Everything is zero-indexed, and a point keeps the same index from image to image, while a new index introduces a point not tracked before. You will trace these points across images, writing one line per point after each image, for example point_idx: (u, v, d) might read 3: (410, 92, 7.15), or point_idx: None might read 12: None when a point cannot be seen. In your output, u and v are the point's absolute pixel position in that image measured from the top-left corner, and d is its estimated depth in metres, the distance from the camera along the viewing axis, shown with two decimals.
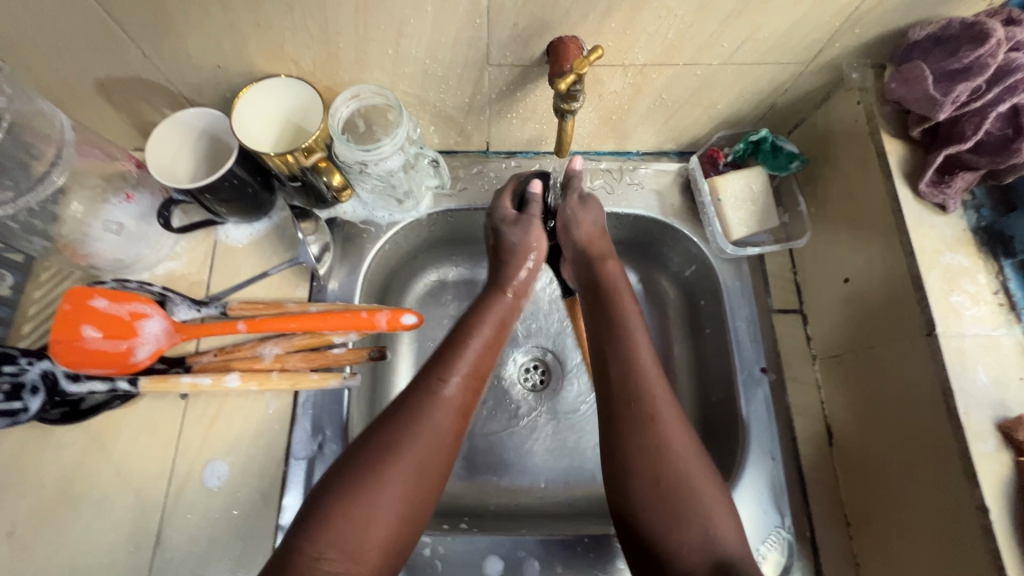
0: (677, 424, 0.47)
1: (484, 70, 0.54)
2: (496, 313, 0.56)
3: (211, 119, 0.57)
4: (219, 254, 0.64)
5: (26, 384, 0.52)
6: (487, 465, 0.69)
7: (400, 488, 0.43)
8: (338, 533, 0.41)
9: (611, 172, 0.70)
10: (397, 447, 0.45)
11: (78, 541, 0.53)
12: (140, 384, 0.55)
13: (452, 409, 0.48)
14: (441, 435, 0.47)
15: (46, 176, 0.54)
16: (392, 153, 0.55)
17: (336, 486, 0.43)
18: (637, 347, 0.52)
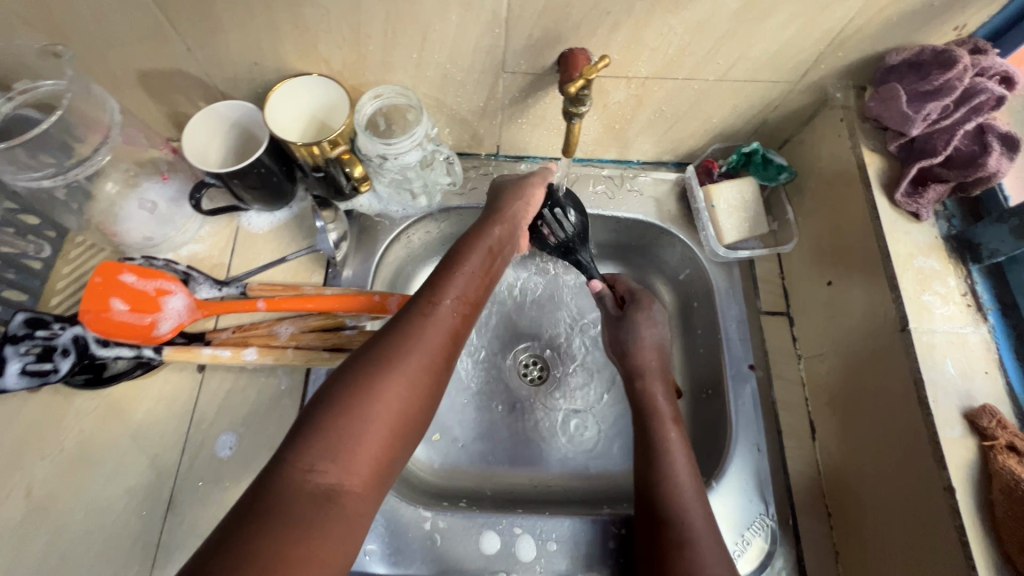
0: (710, 536, 0.49)
1: (499, 77, 0.59)
2: (483, 247, 0.55)
3: (244, 112, 0.61)
4: (240, 239, 0.67)
5: (58, 347, 0.55)
6: (483, 453, 0.73)
7: (397, 397, 0.42)
8: (331, 443, 0.38)
9: (613, 178, 0.75)
10: (392, 358, 0.44)
11: (93, 503, 0.55)
12: (164, 353, 0.58)
13: (445, 330, 0.48)
14: (435, 354, 0.46)
15: (91, 157, 0.58)
16: (411, 149, 0.59)
17: (327, 400, 0.40)
18: (680, 464, 0.54)
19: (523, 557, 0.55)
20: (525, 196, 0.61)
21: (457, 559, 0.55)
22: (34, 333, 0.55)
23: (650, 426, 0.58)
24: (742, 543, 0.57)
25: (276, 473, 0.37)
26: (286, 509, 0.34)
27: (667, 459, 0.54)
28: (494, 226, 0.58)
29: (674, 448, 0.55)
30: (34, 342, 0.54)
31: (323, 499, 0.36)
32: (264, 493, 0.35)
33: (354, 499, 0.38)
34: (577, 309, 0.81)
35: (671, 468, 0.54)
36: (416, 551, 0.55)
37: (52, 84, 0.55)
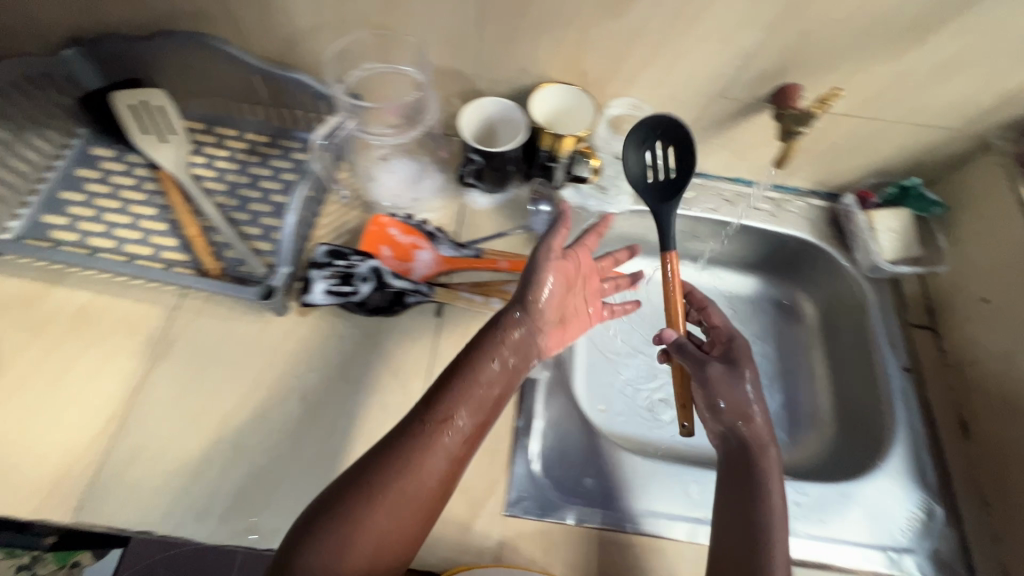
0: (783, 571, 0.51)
1: (718, 101, 0.72)
2: (496, 354, 0.55)
3: (501, 108, 0.74)
4: (465, 213, 0.79)
5: (361, 274, 0.66)
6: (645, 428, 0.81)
7: (383, 523, 0.46)
8: (320, 562, 0.44)
9: (774, 201, 0.86)
10: (381, 485, 0.47)
11: (355, 412, 0.64)
12: (435, 292, 0.69)
13: (442, 458, 0.49)
14: (413, 487, 0.47)
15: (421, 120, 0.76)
16: (640, 151, 0.71)
17: (312, 536, 0.45)
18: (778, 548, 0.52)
19: None
20: (540, 280, 0.58)
21: (666, 497, 0.63)
22: (337, 261, 0.67)
23: (753, 501, 0.55)
24: (910, 517, 0.64)
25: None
26: None
27: (768, 537, 0.53)
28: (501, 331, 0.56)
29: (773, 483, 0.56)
30: (341, 266, 0.67)
31: None
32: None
33: None
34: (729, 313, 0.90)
35: (768, 507, 0.54)
36: (630, 487, 0.63)
37: (382, 67, 0.72)
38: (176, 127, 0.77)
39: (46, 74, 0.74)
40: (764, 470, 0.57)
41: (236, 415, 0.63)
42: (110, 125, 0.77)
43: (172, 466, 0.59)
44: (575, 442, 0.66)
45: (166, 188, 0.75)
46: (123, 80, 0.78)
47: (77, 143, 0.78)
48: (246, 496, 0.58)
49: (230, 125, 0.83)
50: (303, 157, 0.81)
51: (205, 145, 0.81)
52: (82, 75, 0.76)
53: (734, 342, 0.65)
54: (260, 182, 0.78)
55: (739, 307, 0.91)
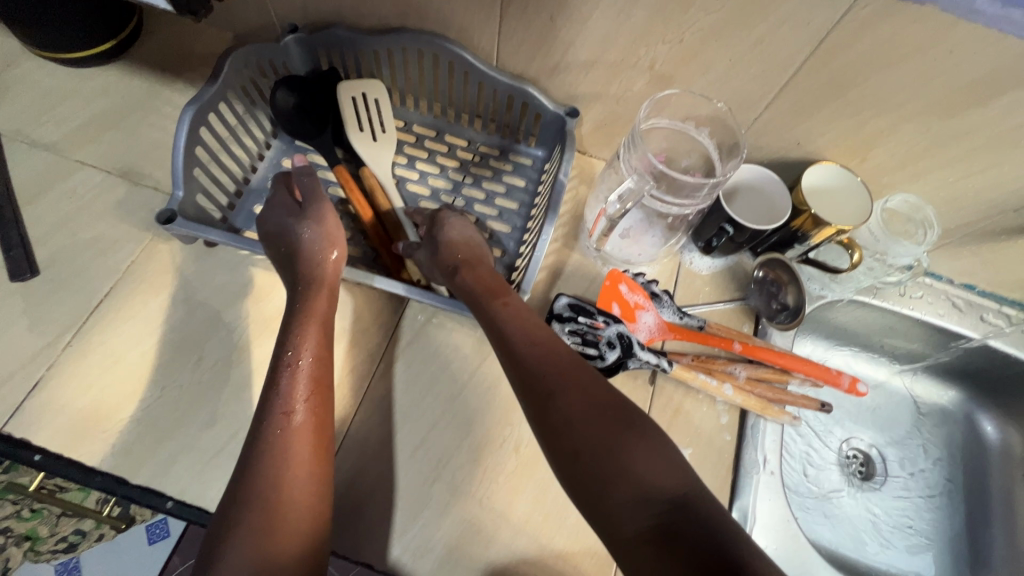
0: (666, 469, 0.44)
1: (1001, 213, 0.65)
2: (317, 313, 0.59)
3: (756, 176, 0.69)
4: (682, 275, 0.75)
5: (610, 338, 0.64)
6: (827, 532, 0.77)
7: (269, 506, 0.46)
8: (238, 540, 0.44)
9: (1009, 317, 0.78)
10: (247, 465, 0.49)
11: None
12: (672, 367, 0.65)
13: (298, 437, 0.50)
14: (295, 463, 0.49)
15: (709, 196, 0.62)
16: (909, 255, 0.65)
17: (227, 531, 0.45)
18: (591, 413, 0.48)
19: None
20: (310, 217, 0.64)
21: None
22: (581, 317, 0.65)
23: (538, 380, 0.50)
24: None
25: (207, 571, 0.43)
26: None
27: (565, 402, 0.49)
28: (319, 288, 0.60)
29: (544, 364, 0.51)
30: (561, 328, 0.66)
31: None
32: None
33: None
34: (919, 421, 0.85)
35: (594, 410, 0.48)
36: None
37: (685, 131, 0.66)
38: (388, 125, 0.75)
39: (268, 61, 0.73)
40: (527, 346, 0.53)
41: (453, 455, 0.62)
42: (323, 115, 0.74)
43: (393, 495, 0.59)
44: (787, 556, 0.61)
45: (370, 186, 0.72)
46: (337, 71, 0.76)
47: (279, 141, 0.78)
48: (467, 545, 0.58)
49: (433, 126, 0.81)
50: (504, 168, 0.79)
51: (407, 145, 0.80)
52: (296, 63, 0.75)
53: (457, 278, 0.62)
54: (464, 189, 0.77)
55: (927, 416, 0.85)
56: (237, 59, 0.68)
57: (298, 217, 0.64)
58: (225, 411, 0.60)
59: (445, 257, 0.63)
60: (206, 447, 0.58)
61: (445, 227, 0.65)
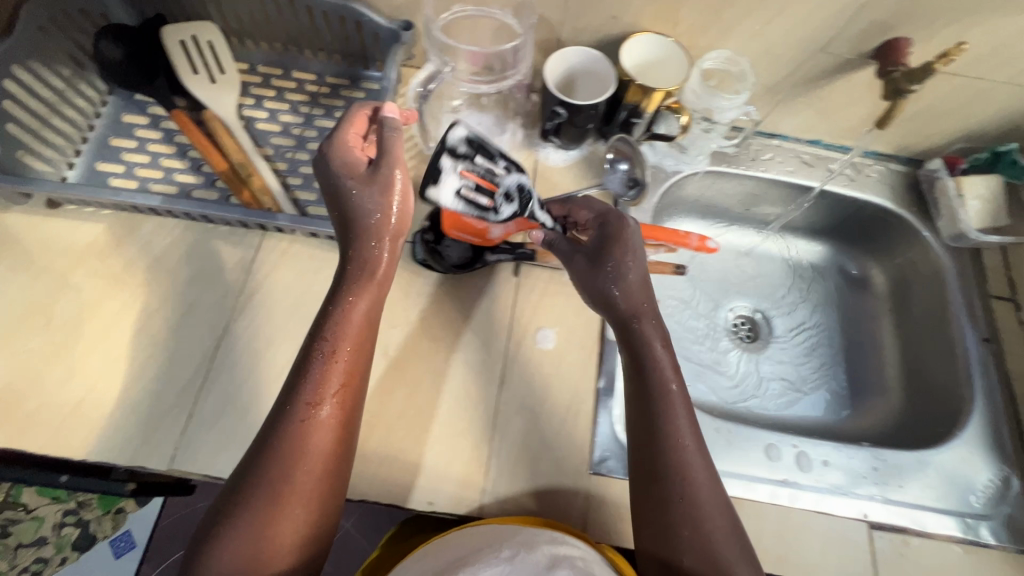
0: (728, 532, 0.48)
1: (814, 56, 0.68)
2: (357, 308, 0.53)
3: (584, 58, 0.70)
4: (540, 169, 0.76)
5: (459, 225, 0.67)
6: (704, 388, 0.80)
7: (291, 507, 0.46)
8: (246, 531, 0.45)
9: (853, 163, 0.83)
10: (265, 449, 0.47)
11: (439, 370, 0.64)
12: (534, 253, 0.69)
13: (320, 441, 0.48)
14: (309, 458, 0.47)
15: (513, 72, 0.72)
16: (734, 108, 0.68)
17: (241, 507, 0.45)
18: (686, 437, 0.51)
19: (807, 467, 0.65)
20: (354, 175, 0.54)
21: (751, 460, 0.64)
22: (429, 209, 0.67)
23: (649, 380, 0.53)
24: (988, 485, 0.65)
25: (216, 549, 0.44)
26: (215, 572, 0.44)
27: (670, 414, 0.52)
28: (370, 279, 0.54)
29: (677, 407, 0.52)
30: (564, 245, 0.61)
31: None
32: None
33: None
34: (784, 276, 0.90)
35: (684, 456, 0.50)
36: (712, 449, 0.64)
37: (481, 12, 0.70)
38: (227, 66, 0.73)
39: (83, 10, 0.69)
40: (647, 349, 0.55)
41: None
42: (154, 63, 0.72)
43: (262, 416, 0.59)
44: None
45: (212, 129, 0.71)
46: (164, 18, 0.73)
47: (116, 97, 0.74)
48: None
49: (278, 63, 0.79)
50: (355, 95, 0.78)
51: (252, 86, 0.77)
52: (119, 13, 0.72)
53: (643, 311, 0.56)
54: (316, 121, 0.76)
55: (789, 272, 0.90)
56: (36, 7, 0.63)
57: (361, 178, 0.54)
58: (81, 365, 0.60)
59: (638, 296, 0.57)
60: (64, 401, 0.58)
61: (626, 257, 0.57)
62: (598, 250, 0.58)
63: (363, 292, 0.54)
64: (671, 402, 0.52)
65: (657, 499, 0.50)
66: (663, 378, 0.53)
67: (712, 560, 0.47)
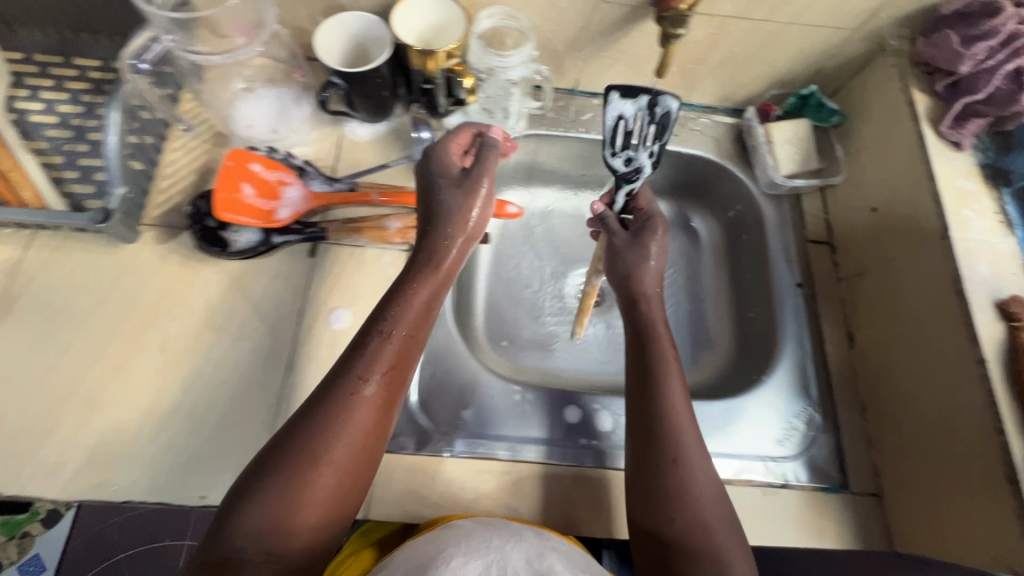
0: (714, 495, 0.51)
1: (599, 7, 0.66)
2: (421, 297, 0.50)
3: (364, 23, 0.67)
4: (343, 146, 0.73)
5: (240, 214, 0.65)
6: (533, 354, 0.78)
7: (318, 489, 0.41)
8: (265, 525, 0.39)
9: (677, 118, 0.82)
10: (335, 424, 0.43)
11: (222, 359, 0.62)
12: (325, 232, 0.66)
13: (365, 416, 0.44)
14: (351, 434, 0.43)
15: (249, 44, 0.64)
16: (518, 65, 0.66)
17: (257, 490, 0.40)
18: (679, 402, 0.56)
19: (602, 427, 0.64)
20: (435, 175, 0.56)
21: (547, 424, 0.64)
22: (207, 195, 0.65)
23: (651, 353, 0.59)
24: (790, 428, 0.66)
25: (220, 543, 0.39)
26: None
27: (666, 383, 0.57)
28: (437, 267, 0.52)
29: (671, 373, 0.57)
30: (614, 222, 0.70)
31: None
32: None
33: None
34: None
35: (676, 419, 0.54)
36: (507, 417, 0.63)
37: None
38: None
39: None
40: (651, 326, 0.62)
41: (90, 370, 0.59)
42: None
43: (22, 424, 0.56)
44: (456, 376, 0.65)
45: None
46: None
47: None
48: (108, 446, 0.57)
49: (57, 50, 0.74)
50: None
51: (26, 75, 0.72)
52: None
53: (649, 295, 0.66)
54: (98, 109, 0.71)
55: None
56: None
57: (451, 180, 0.56)
58: None
59: (648, 283, 0.66)
60: None
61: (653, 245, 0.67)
62: (640, 233, 0.68)
63: (427, 280, 0.51)
64: (669, 375, 0.57)
65: (651, 464, 0.53)
66: (664, 351, 0.60)
67: (700, 520, 0.49)
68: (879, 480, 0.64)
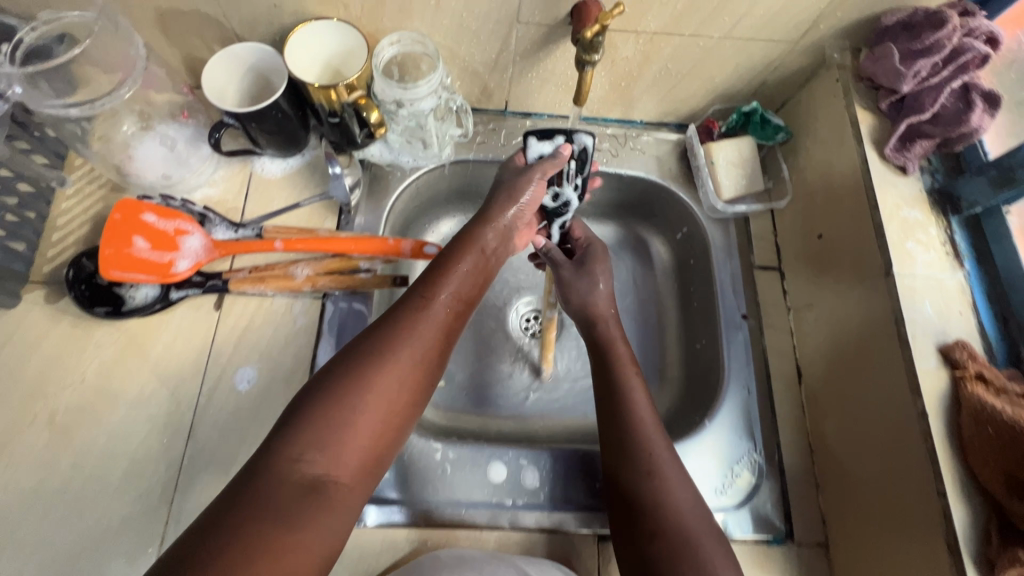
0: (694, 503, 0.48)
1: (514, 28, 0.60)
2: (478, 247, 0.58)
3: (258, 54, 0.62)
4: (254, 184, 0.68)
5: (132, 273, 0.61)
6: (472, 395, 0.75)
7: (386, 393, 0.45)
8: (322, 437, 0.41)
9: (616, 137, 0.76)
10: (395, 341, 0.48)
11: (115, 431, 0.57)
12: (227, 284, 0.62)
13: (433, 326, 0.51)
14: (417, 347, 0.48)
15: (115, 92, 0.59)
16: (427, 95, 0.61)
17: (327, 380, 0.44)
18: (642, 406, 0.55)
19: (528, 485, 0.60)
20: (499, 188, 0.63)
21: (468, 485, 0.59)
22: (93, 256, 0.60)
23: (608, 362, 0.59)
24: (732, 475, 0.61)
25: (273, 456, 0.40)
26: (269, 489, 0.38)
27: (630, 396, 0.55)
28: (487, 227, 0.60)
29: (634, 386, 0.56)
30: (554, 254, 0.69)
31: (311, 489, 0.40)
32: (256, 486, 0.38)
33: (338, 489, 0.41)
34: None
35: (639, 421, 0.53)
36: (427, 479, 0.59)
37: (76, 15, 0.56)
38: None
39: None
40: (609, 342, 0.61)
41: None
42: None
43: None
44: None
45: None
46: None
47: None
48: None
49: None
50: None
51: None
52: None
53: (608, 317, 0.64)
54: None
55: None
56: None
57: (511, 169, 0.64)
58: None
59: (604, 305, 0.64)
60: None
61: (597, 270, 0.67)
62: (584, 261, 0.67)
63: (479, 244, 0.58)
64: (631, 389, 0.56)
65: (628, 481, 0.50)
66: (621, 362, 0.58)
67: (684, 529, 0.46)
68: (827, 528, 0.60)
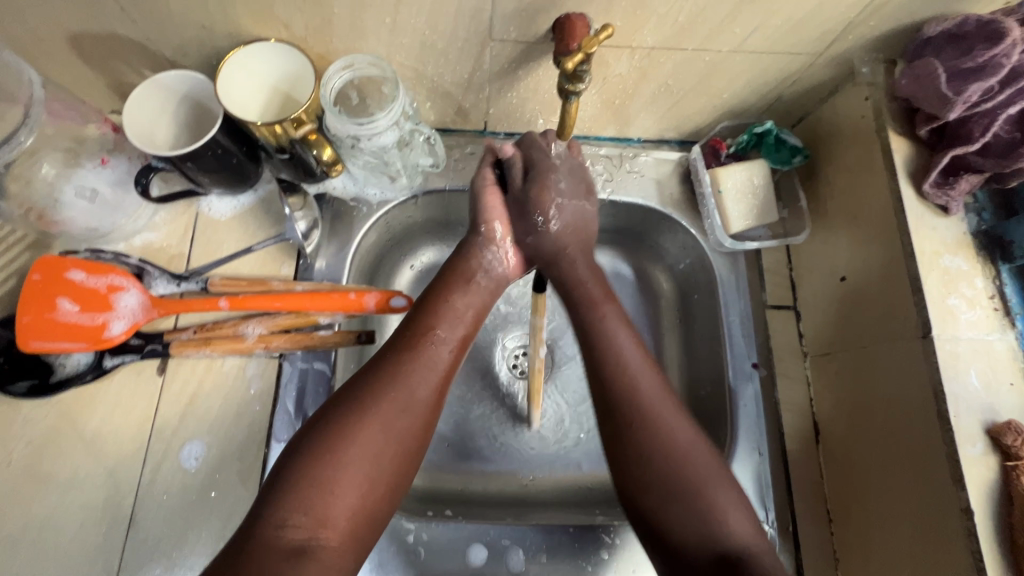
0: (692, 438, 0.44)
1: (486, 45, 0.51)
2: (476, 271, 0.54)
3: (191, 83, 0.53)
4: (200, 227, 0.61)
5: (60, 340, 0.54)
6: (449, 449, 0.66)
7: (376, 441, 0.41)
8: (307, 494, 0.37)
9: (611, 158, 0.67)
10: (384, 383, 0.43)
11: (46, 523, 0.51)
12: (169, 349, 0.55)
13: (431, 365, 0.46)
14: (414, 389, 0.44)
15: (12, 138, 0.50)
16: (387, 129, 0.52)
17: (311, 432, 0.41)
18: (622, 341, 0.49)
19: (513, 569, 0.54)
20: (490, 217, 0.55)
21: (444, 571, 0.53)
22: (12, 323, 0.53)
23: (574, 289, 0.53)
24: None
25: (258, 523, 0.37)
26: (255, 559, 0.35)
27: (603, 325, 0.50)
28: (487, 249, 0.55)
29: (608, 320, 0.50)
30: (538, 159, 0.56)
31: (295, 555, 0.35)
32: (238, 555, 0.35)
33: (329, 553, 0.37)
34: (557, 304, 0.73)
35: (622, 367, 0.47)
36: (400, 566, 0.53)
37: None
38: None
39: None
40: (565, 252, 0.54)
41: None
42: None
43: None
44: None
45: None
46: None
47: None
48: None
49: None
50: None
51: None
52: None
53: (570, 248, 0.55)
54: None
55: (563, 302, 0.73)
56: None
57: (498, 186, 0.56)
58: None
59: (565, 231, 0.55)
60: None
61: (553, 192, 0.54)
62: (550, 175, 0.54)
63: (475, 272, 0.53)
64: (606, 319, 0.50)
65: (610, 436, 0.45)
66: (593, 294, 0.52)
67: (676, 470, 0.42)
68: None
